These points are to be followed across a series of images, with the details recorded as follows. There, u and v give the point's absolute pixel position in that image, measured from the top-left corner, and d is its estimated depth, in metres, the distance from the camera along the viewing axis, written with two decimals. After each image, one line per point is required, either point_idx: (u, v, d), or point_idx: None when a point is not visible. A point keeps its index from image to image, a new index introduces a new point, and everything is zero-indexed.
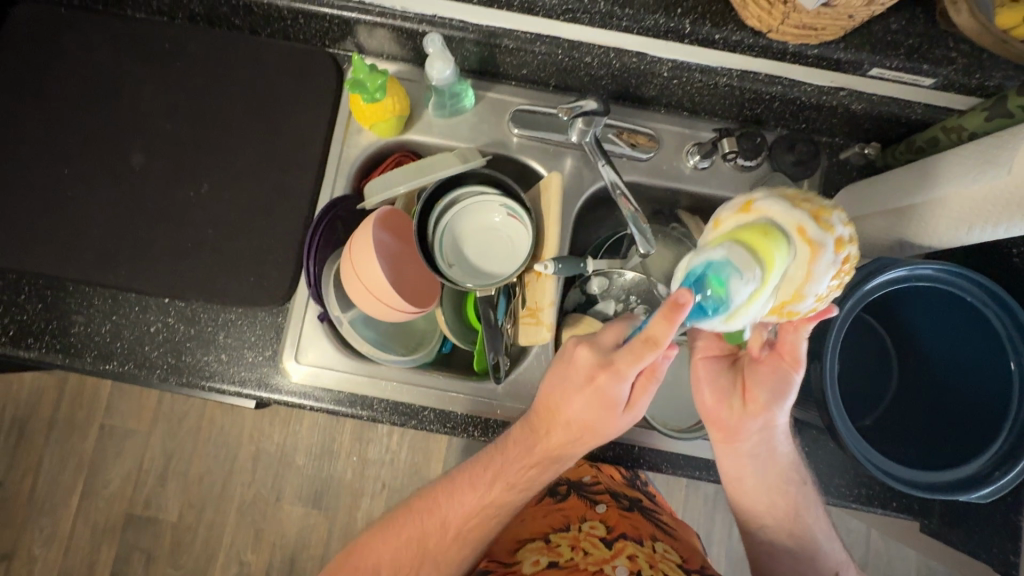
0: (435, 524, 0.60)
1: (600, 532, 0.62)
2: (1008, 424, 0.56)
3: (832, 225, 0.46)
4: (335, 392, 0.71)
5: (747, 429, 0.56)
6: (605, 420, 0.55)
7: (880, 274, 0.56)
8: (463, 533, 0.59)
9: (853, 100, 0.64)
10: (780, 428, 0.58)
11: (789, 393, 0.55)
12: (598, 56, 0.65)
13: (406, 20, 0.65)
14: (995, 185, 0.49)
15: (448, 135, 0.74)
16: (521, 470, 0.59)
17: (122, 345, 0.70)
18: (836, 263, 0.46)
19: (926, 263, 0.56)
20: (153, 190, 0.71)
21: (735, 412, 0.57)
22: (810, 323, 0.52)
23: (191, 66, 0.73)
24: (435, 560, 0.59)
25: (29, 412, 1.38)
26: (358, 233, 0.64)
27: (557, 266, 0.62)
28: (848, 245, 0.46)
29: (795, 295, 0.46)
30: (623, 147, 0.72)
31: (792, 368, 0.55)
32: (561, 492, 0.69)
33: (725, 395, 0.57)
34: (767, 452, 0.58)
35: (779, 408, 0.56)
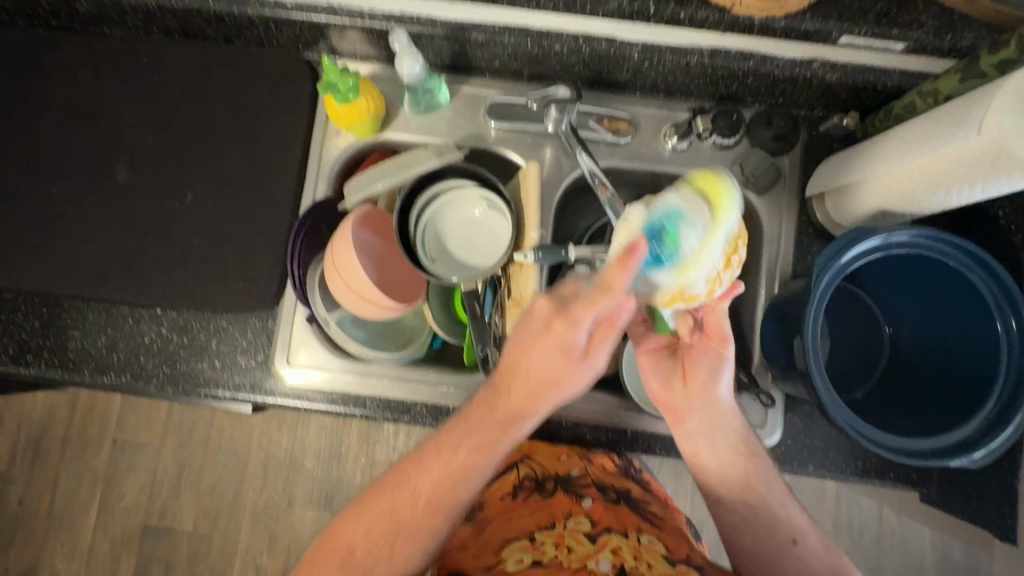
0: (404, 497, 0.58)
1: (585, 527, 0.62)
2: (998, 386, 0.55)
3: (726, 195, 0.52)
4: (328, 392, 0.72)
5: (691, 408, 0.58)
6: (562, 371, 0.54)
7: (854, 245, 0.56)
8: (434, 498, 0.58)
9: (827, 71, 0.63)
10: (725, 405, 0.58)
11: (724, 369, 0.57)
12: (568, 43, 0.65)
13: (375, 19, 0.65)
14: (967, 146, 0.48)
15: (427, 131, 0.74)
16: (488, 433, 0.57)
17: (118, 357, 0.72)
18: (728, 241, 0.49)
19: (901, 231, 0.56)
20: (140, 204, 0.72)
21: (679, 394, 0.58)
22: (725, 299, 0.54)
23: (170, 80, 0.74)
24: (408, 530, 0.58)
25: (43, 430, 1.41)
26: (337, 240, 0.65)
27: (537, 255, 0.62)
28: (739, 226, 0.50)
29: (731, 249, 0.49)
30: (603, 133, 0.72)
31: (721, 346, 0.56)
32: (548, 489, 0.68)
33: (667, 381, 0.58)
34: (716, 426, 0.58)
35: (717, 386, 0.57)
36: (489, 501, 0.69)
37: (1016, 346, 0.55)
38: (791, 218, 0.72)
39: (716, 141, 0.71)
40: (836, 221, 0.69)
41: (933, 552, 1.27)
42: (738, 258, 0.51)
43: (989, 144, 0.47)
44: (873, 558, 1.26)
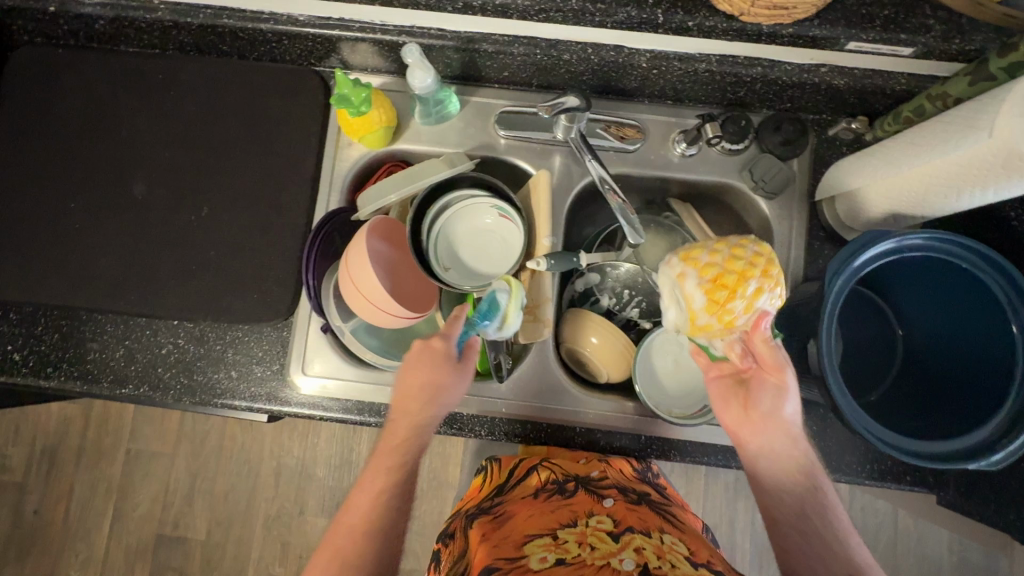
0: (342, 530, 0.56)
1: (607, 526, 0.58)
2: (1014, 386, 0.55)
3: (736, 246, 0.55)
4: (344, 400, 0.72)
5: (756, 432, 0.56)
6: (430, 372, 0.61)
7: (865, 250, 0.56)
8: (368, 520, 0.56)
9: (835, 75, 0.64)
10: (789, 434, 0.56)
11: (787, 397, 0.55)
12: (577, 53, 0.66)
13: (386, 32, 0.66)
14: (978, 150, 0.48)
15: (438, 142, 0.75)
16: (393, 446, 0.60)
17: (136, 368, 0.72)
18: (703, 284, 0.54)
19: (915, 233, 0.55)
20: (156, 217, 0.73)
21: (742, 418, 0.57)
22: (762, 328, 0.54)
23: (184, 95, 0.75)
24: (356, 555, 0.54)
25: (58, 440, 1.43)
26: (352, 252, 0.65)
27: (549, 262, 0.65)
28: (719, 267, 0.54)
29: (692, 300, 0.54)
30: (610, 140, 0.73)
31: (780, 374, 0.55)
32: (569, 490, 0.65)
33: (732, 406, 0.58)
34: (780, 455, 0.55)
35: (778, 413, 0.55)
36: (508, 502, 0.65)
37: None
38: (801, 222, 0.73)
39: (725, 146, 0.71)
40: (848, 224, 0.69)
41: (950, 555, 1.26)
42: (732, 292, 0.53)
43: (1000, 147, 0.47)
44: (889, 561, 1.25)
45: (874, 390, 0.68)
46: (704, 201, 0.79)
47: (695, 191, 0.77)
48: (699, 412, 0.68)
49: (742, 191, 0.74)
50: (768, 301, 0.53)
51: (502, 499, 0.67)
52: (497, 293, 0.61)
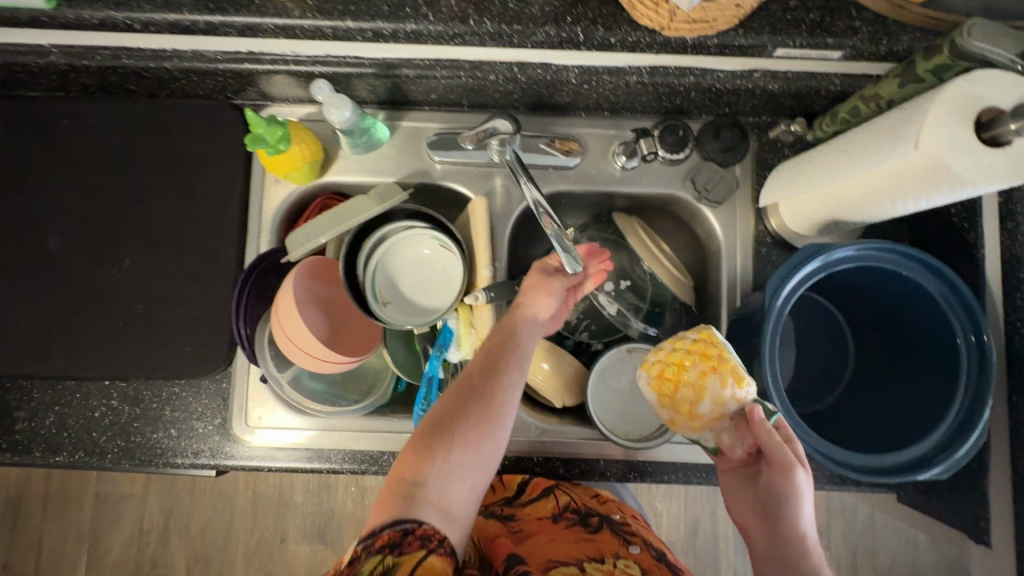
0: (448, 408, 0.56)
1: (635, 571, 0.60)
2: (958, 395, 0.55)
3: (687, 340, 0.57)
4: (291, 450, 0.70)
5: (769, 532, 0.51)
6: (551, 283, 0.62)
7: (792, 276, 0.56)
8: (470, 402, 0.56)
9: (769, 80, 0.61)
10: (801, 544, 0.50)
11: (797, 504, 0.50)
12: (503, 72, 0.62)
13: (300, 63, 0.62)
14: (906, 161, 0.47)
15: (370, 171, 0.72)
16: (483, 380, 0.57)
17: (69, 435, 0.69)
18: (655, 381, 0.57)
19: (839, 247, 0.55)
20: (75, 273, 0.69)
21: (756, 514, 0.53)
22: (739, 418, 0.54)
23: (96, 140, 0.71)
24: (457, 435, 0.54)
25: (20, 491, 1.38)
26: (283, 307, 0.62)
27: (489, 295, 0.65)
28: (667, 367, 0.56)
29: (659, 402, 0.57)
30: (555, 156, 0.70)
31: (787, 476, 0.50)
32: (593, 526, 0.67)
33: (750, 500, 0.54)
34: (788, 560, 0.50)
35: (788, 521, 0.50)
36: (525, 523, 0.67)
37: (973, 357, 0.55)
38: (747, 229, 0.71)
39: (664, 158, 0.69)
40: (791, 228, 0.68)
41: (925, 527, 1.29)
42: (689, 386, 0.55)
43: (926, 159, 0.45)
44: (866, 538, 1.28)
45: (823, 400, 0.69)
46: (650, 212, 0.77)
47: (640, 203, 0.75)
48: (653, 434, 0.68)
49: (687, 200, 0.73)
50: (734, 391, 0.53)
51: (514, 513, 0.68)
52: (449, 323, 0.67)
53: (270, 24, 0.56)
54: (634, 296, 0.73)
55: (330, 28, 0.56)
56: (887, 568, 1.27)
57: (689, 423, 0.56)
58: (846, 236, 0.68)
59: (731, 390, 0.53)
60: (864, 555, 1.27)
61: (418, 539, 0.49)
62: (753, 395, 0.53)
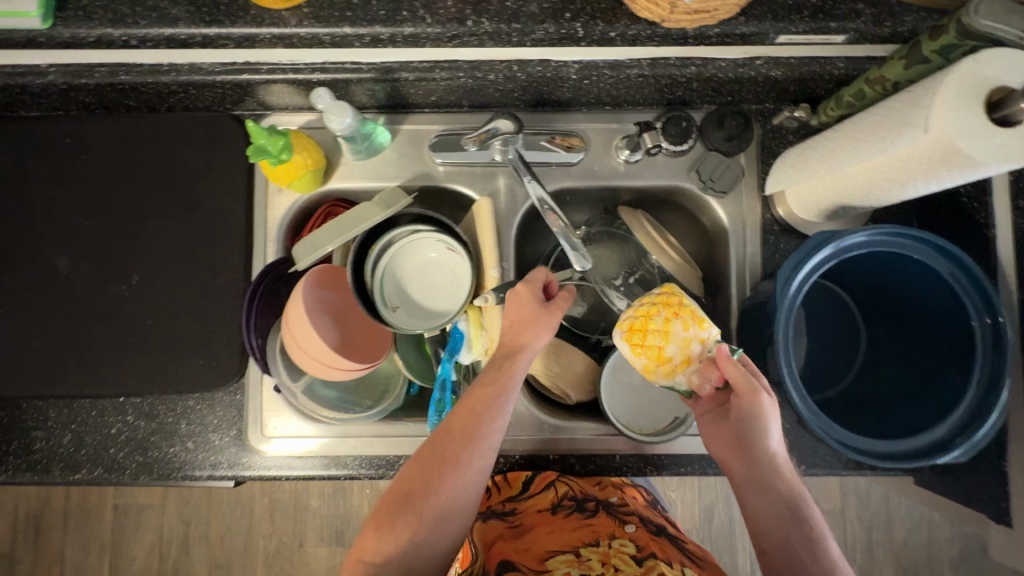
0: (420, 468, 0.57)
1: (630, 550, 0.60)
2: (974, 377, 0.55)
3: (649, 295, 0.56)
4: (308, 458, 0.70)
5: (746, 460, 0.53)
6: (541, 328, 0.59)
7: (804, 264, 0.55)
8: (430, 484, 0.56)
9: (771, 67, 0.61)
10: (774, 466, 0.53)
11: (766, 429, 0.52)
12: (502, 71, 0.61)
13: (298, 72, 0.61)
14: (916, 145, 0.46)
15: (372, 176, 0.72)
16: (457, 447, 0.57)
17: (87, 452, 0.69)
18: (624, 335, 0.55)
19: (850, 233, 0.55)
20: (85, 292, 0.69)
21: (731, 447, 0.55)
22: (706, 357, 0.53)
23: (98, 158, 0.71)
24: (415, 511, 0.56)
25: (41, 506, 1.39)
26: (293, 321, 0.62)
27: (499, 296, 0.64)
28: (634, 318, 0.55)
29: (631, 355, 0.55)
30: (557, 152, 0.70)
31: (755, 402, 0.52)
32: (589, 509, 0.67)
33: (724, 436, 0.55)
34: (767, 484, 0.53)
35: (759, 446, 0.52)
36: (525, 514, 0.68)
37: (988, 339, 0.55)
38: (754, 218, 0.71)
39: (668, 151, 0.68)
40: (799, 215, 0.67)
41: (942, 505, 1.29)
42: (657, 331, 0.54)
43: (936, 142, 0.45)
44: (882, 517, 1.28)
45: (834, 385, 0.69)
46: (656, 205, 0.77)
47: (646, 196, 0.75)
48: (668, 427, 0.68)
49: (692, 191, 0.72)
50: (698, 330, 0.53)
51: (517, 508, 0.69)
52: (459, 324, 0.67)
53: (266, 34, 0.55)
54: (643, 291, 0.70)
55: (327, 35, 0.56)
56: (904, 546, 1.27)
57: (663, 369, 0.54)
58: (854, 221, 0.67)
59: (695, 329, 0.53)
60: (880, 534, 1.28)
61: None
62: (716, 334, 0.53)
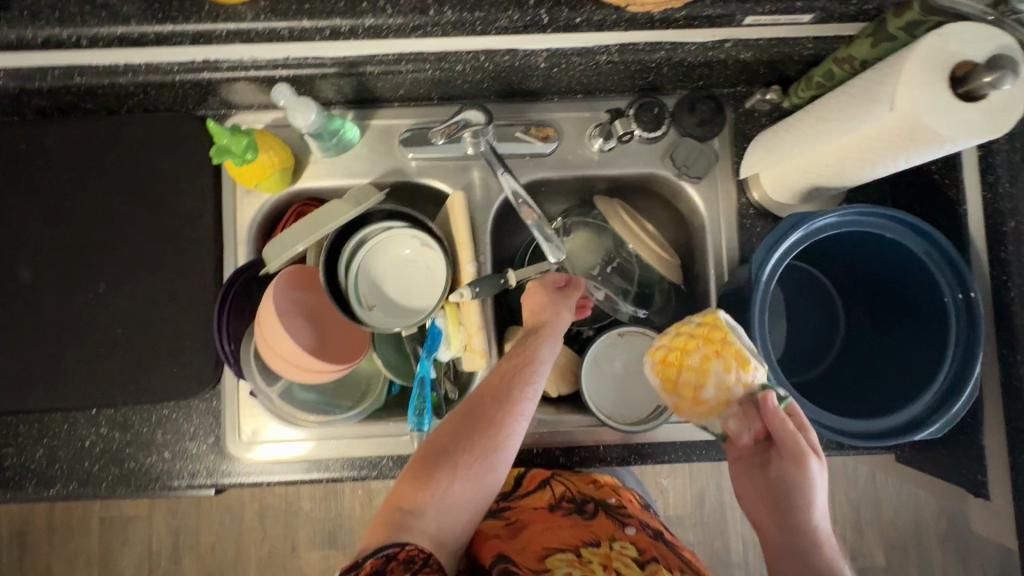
0: (459, 425, 0.55)
1: (633, 553, 0.60)
2: (949, 353, 0.55)
3: (690, 327, 0.56)
4: (289, 463, 0.69)
5: (784, 521, 0.48)
6: (557, 310, 0.62)
7: (775, 248, 0.55)
8: (468, 437, 0.55)
9: (741, 50, 0.60)
10: (814, 537, 0.48)
11: (813, 495, 0.48)
12: (468, 62, 0.60)
13: (260, 68, 0.60)
14: (884, 123, 0.46)
15: (342, 174, 0.70)
16: (494, 407, 0.56)
17: (60, 466, 0.68)
18: (658, 368, 0.57)
19: (819, 215, 0.55)
20: (50, 302, 0.67)
21: (766, 500, 0.50)
22: (747, 401, 0.52)
23: (57, 164, 0.68)
24: (455, 458, 0.54)
25: (24, 523, 1.37)
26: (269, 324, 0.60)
27: (474, 290, 0.64)
28: (671, 353, 0.56)
29: (664, 390, 0.57)
30: (534, 143, 0.69)
31: (800, 466, 0.48)
32: (588, 511, 0.66)
33: (759, 483, 0.51)
34: (805, 556, 0.47)
35: (802, 509, 0.48)
36: (520, 511, 0.66)
37: (962, 314, 0.55)
38: (730, 203, 0.71)
39: (641, 137, 0.68)
40: (773, 199, 0.67)
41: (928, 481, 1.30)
42: (692, 369, 0.54)
43: (903, 119, 0.44)
44: (870, 496, 1.29)
45: (815, 366, 0.70)
46: (632, 192, 0.76)
47: (621, 184, 0.74)
48: (651, 416, 0.68)
49: (667, 178, 0.72)
50: (737, 373, 0.52)
51: (511, 505, 0.67)
52: (437, 321, 0.66)
53: (222, 29, 0.53)
54: (622, 280, 0.73)
55: (285, 29, 0.54)
56: (892, 522, 1.29)
57: (695, 408, 0.55)
58: (829, 202, 0.67)
59: (735, 374, 0.52)
60: (868, 512, 1.29)
61: (402, 562, 0.48)
62: (761, 379, 0.52)
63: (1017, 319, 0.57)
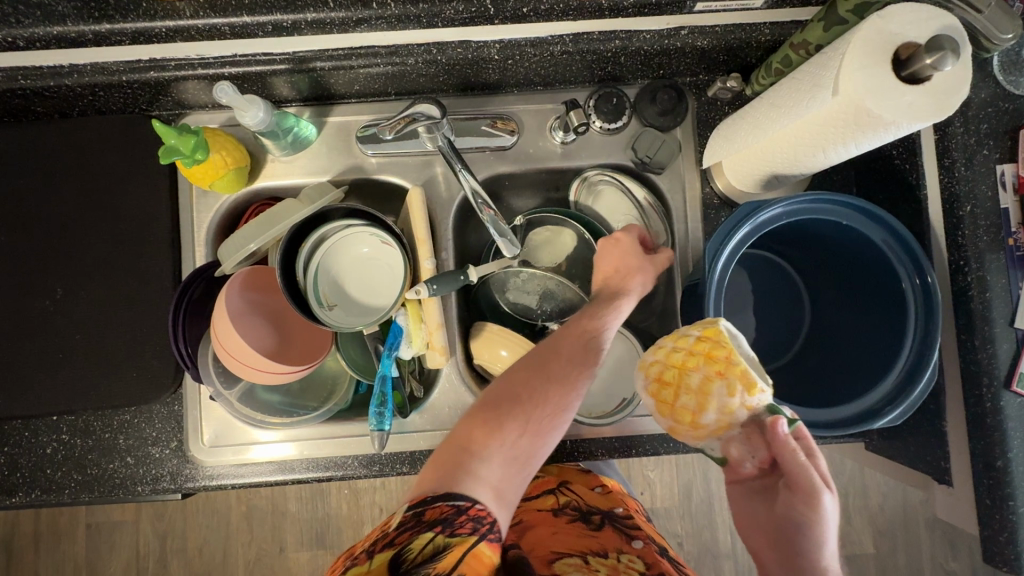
0: (532, 380, 0.54)
1: (639, 566, 0.58)
2: (907, 339, 0.55)
3: (691, 340, 0.53)
4: (253, 465, 0.68)
5: (793, 555, 0.47)
6: (646, 271, 0.62)
7: (727, 239, 0.55)
8: (543, 389, 0.54)
9: (696, 37, 0.59)
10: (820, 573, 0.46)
11: (821, 532, 0.46)
12: (421, 55, 0.59)
13: (207, 66, 0.58)
14: (832, 107, 0.45)
15: (299, 173, 0.69)
16: (568, 368, 0.55)
17: (23, 474, 0.67)
18: (655, 385, 0.55)
19: (767, 206, 0.54)
20: (7, 309, 0.67)
21: (770, 531, 0.49)
22: (753, 424, 0.51)
23: (10, 169, 0.67)
24: (525, 410, 0.52)
25: (11, 530, 1.36)
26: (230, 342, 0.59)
27: (431, 288, 0.63)
28: (670, 371, 0.54)
29: (657, 409, 0.55)
30: (500, 137, 0.69)
31: (812, 504, 0.46)
32: (595, 522, 0.66)
33: (769, 512, 0.50)
34: None
35: (809, 547, 0.46)
36: (527, 515, 0.67)
37: (920, 299, 0.54)
38: (694, 193, 0.70)
39: (601, 128, 0.68)
40: (736, 187, 0.66)
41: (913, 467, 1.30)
42: (694, 391, 0.52)
43: (849, 103, 0.43)
44: (856, 483, 1.29)
45: (780, 357, 0.70)
46: None
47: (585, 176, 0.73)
48: (618, 409, 0.68)
49: (631, 169, 0.71)
50: (745, 398, 0.50)
51: (518, 508, 0.69)
52: (398, 319, 0.66)
53: (162, 27, 0.53)
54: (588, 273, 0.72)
55: (225, 26, 0.54)
56: (879, 509, 1.29)
57: (686, 430, 0.54)
58: (792, 190, 0.66)
59: (738, 401, 0.50)
60: (855, 500, 1.29)
61: (470, 520, 0.45)
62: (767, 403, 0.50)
63: (975, 304, 0.56)
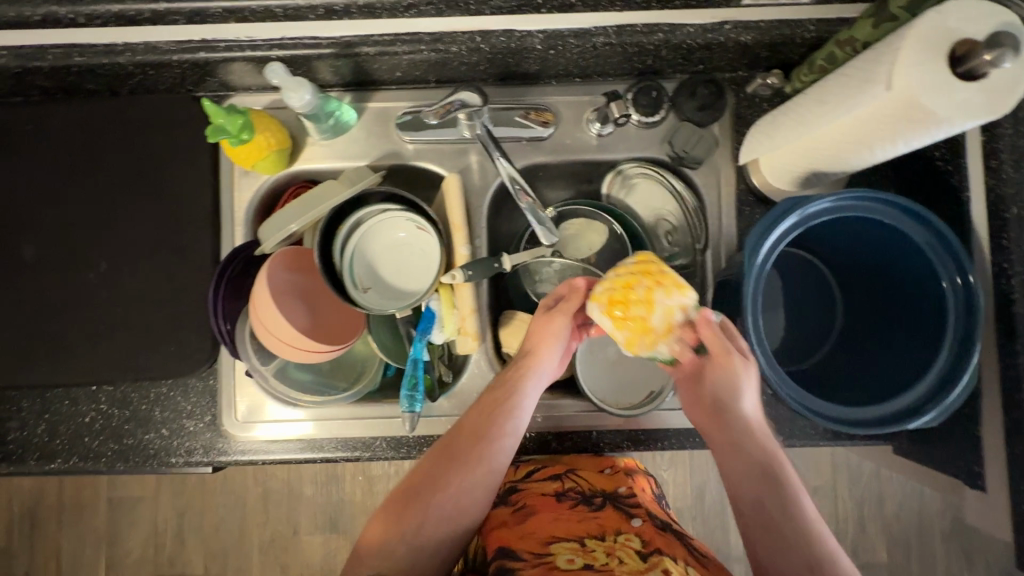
0: (444, 455, 0.57)
1: (636, 545, 0.57)
2: (947, 339, 0.54)
3: (628, 264, 0.56)
4: (284, 442, 0.70)
5: (726, 421, 0.55)
6: (557, 339, 0.60)
7: (770, 232, 0.55)
8: (446, 468, 0.56)
9: (740, 32, 0.59)
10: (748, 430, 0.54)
11: (739, 394, 0.55)
12: (465, 43, 0.60)
13: (256, 48, 0.59)
14: (882, 102, 0.45)
15: (338, 156, 0.70)
16: (470, 443, 0.57)
17: (62, 442, 0.69)
18: (607, 311, 0.55)
19: (813, 200, 0.54)
20: (52, 280, 0.69)
21: (706, 409, 0.57)
22: (692, 323, 0.55)
23: (60, 144, 0.69)
24: (430, 490, 0.55)
25: (36, 500, 1.40)
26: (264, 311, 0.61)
27: (466, 274, 0.64)
28: (620, 291, 0.54)
29: (615, 330, 0.55)
30: (534, 128, 0.69)
31: (726, 367, 0.54)
32: (596, 503, 0.64)
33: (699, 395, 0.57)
34: (740, 446, 0.54)
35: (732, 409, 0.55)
36: (527, 497, 0.65)
37: (961, 301, 0.54)
38: (729, 189, 0.70)
39: (638, 121, 0.68)
40: (773, 184, 0.66)
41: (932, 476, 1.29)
42: (645, 301, 0.54)
43: (900, 99, 0.43)
44: (873, 491, 1.28)
45: (812, 355, 0.70)
46: None
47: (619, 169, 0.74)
48: (643, 402, 0.68)
49: (667, 163, 0.71)
50: (682, 301, 0.54)
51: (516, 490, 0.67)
52: (432, 304, 0.66)
53: (216, 8, 0.55)
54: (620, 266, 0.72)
55: (278, 8, 0.55)
56: (895, 518, 1.28)
57: (645, 341, 0.54)
58: (830, 188, 0.66)
59: (677, 304, 0.54)
60: (871, 508, 1.28)
61: None
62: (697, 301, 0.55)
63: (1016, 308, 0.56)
